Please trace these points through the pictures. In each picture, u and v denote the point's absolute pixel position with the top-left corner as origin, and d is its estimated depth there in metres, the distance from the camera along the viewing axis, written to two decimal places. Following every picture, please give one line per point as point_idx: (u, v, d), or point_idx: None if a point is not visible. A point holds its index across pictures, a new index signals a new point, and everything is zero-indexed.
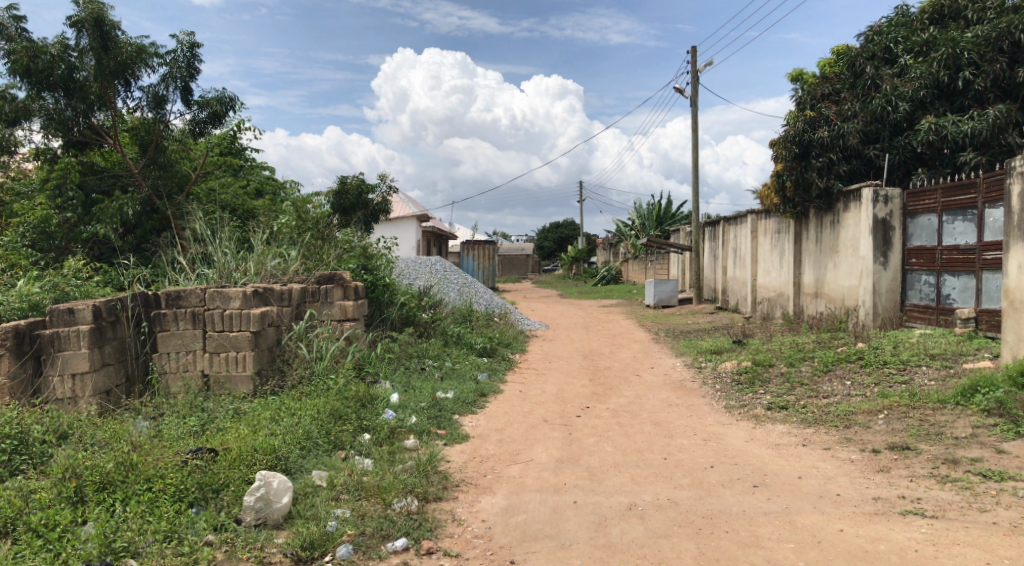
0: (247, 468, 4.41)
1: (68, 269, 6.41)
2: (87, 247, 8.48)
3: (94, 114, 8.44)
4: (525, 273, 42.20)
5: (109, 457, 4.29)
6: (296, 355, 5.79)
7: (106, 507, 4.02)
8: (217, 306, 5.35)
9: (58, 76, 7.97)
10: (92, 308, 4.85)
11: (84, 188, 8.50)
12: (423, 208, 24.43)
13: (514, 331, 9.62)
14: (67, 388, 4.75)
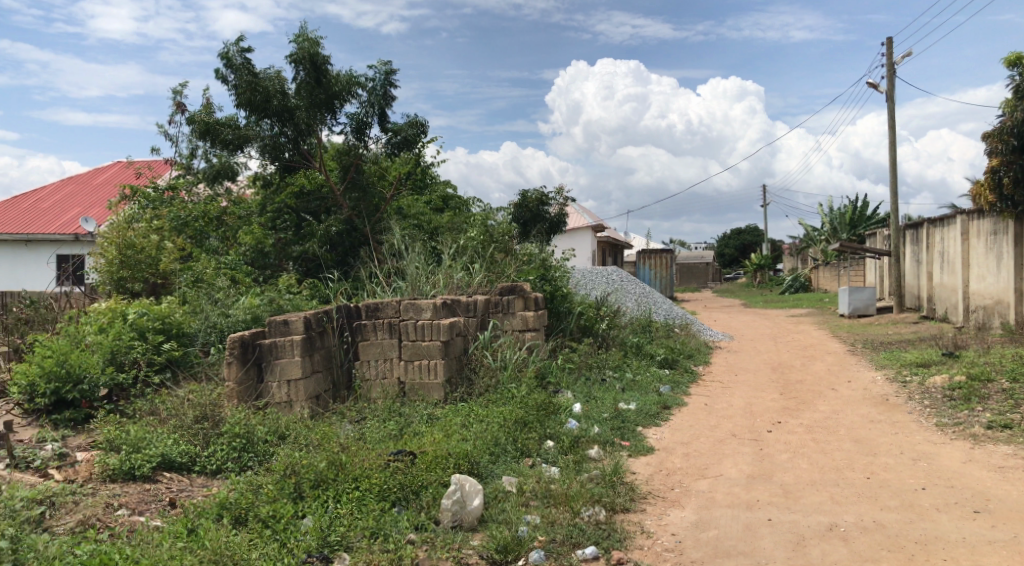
0: (443, 471, 4.64)
1: (283, 285, 7.25)
2: (298, 264, 9.28)
3: (304, 141, 9.37)
4: (707, 282, 41.11)
5: (321, 456, 4.67)
6: (482, 364, 6.07)
7: (320, 502, 4.37)
8: (410, 316, 5.70)
9: (276, 106, 8.95)
10: (303, 320, 5.33)
11: (297, 211, 9.54)
12: (599, 220, 24.73)
13: (697, 343, 9.43)
14: (284, 392, 5.25)
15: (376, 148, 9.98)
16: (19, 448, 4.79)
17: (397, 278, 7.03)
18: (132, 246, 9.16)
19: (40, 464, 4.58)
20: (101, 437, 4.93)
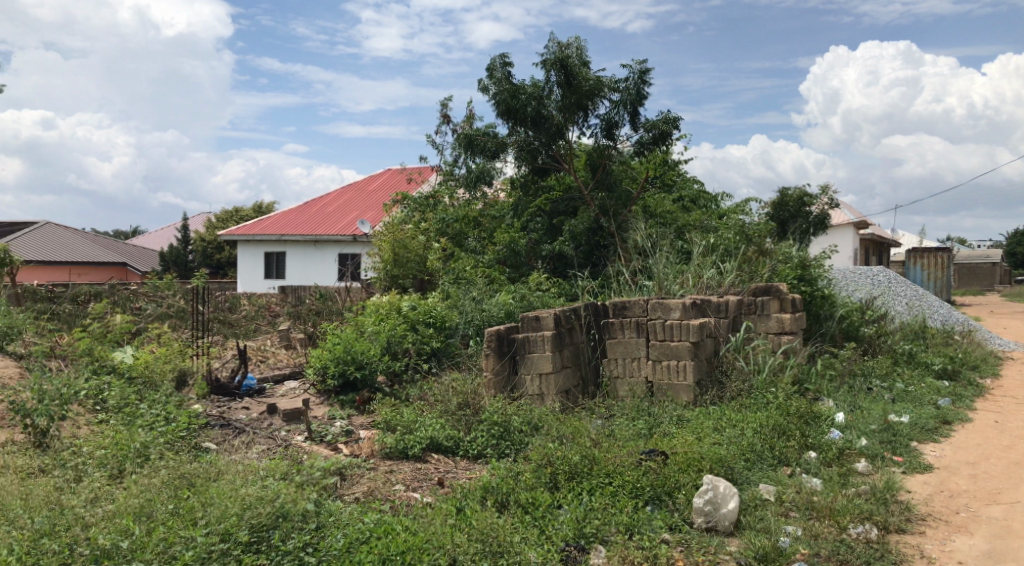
0: (696, 473, 4.58)
1: (535, 282, 7.82)
2: (545, 263, 9.91)
3: (557, 143, 9.80)
4: (994, 283, 36.57)
5: (575, 449, 4.81)
6: (734, 367, 5.96)
7: (576, 495, 4.51)
8: (659, 316, 5.74)
9: (531, 111, 9.47)
10: (553, 316, 5.53)
11: (548, 213, 9.98)
12: (863, 217, 23.70)
13: (982, 353, 8.50)
14: (536, 386, 5.50)
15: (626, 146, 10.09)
16: (316, 424, 5.47)
17: (645, 278, 7.28)
18: (402, 247, 11.02)
19: (331, 438, 5.20)
20: (380, 418, 5.54)
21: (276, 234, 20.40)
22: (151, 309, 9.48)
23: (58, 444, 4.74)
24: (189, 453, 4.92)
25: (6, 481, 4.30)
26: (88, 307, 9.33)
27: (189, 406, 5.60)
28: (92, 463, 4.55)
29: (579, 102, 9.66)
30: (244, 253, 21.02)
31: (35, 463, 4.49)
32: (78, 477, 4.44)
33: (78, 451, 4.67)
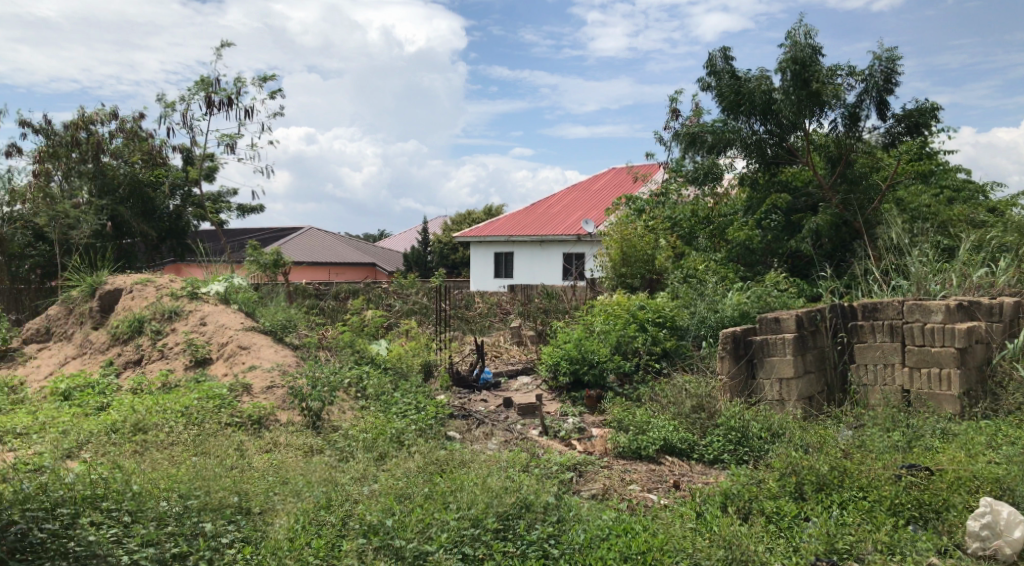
0: (968, 493, 4.15)
1: (772, 281, 8.71)
2: (791, 262, 10.70)
3: (791, 137, 10.75)
4: None
5: (823, 460, 4.59)
6: (1010, 376, 6.19)
7: (825, 507, 4.26)
8: (918, 319, 6.34)
9: (767, 108, 10.59)
10: (792, 320, 6.54)
11: (787, 212, 10.84)
12: None
13: None
14: (774, 389, 6.52)
15: (871, 137, 10.77)
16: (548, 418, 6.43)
17: (899, 277, 7.57)
18: (631, 247, 12.05)
19: (564, 434, 5.67)
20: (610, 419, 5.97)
21: (504, 236, 23.12)
22: (400, 305, 11.05)
23: (330, 426, 5.41)
24: (438, 440, 5.35)
25: (292, 459, 4.90)
26: (347, 303, 11.28)
27: (437, 397, 6.35)
28: (355, 445, 5.06)
29: (814, 97, 10.40)
30: (478, 254, 24.04)
31: (309, 443, 5.10)
32: (343, 457, 4.96)
33: (343, 442, 5.07)
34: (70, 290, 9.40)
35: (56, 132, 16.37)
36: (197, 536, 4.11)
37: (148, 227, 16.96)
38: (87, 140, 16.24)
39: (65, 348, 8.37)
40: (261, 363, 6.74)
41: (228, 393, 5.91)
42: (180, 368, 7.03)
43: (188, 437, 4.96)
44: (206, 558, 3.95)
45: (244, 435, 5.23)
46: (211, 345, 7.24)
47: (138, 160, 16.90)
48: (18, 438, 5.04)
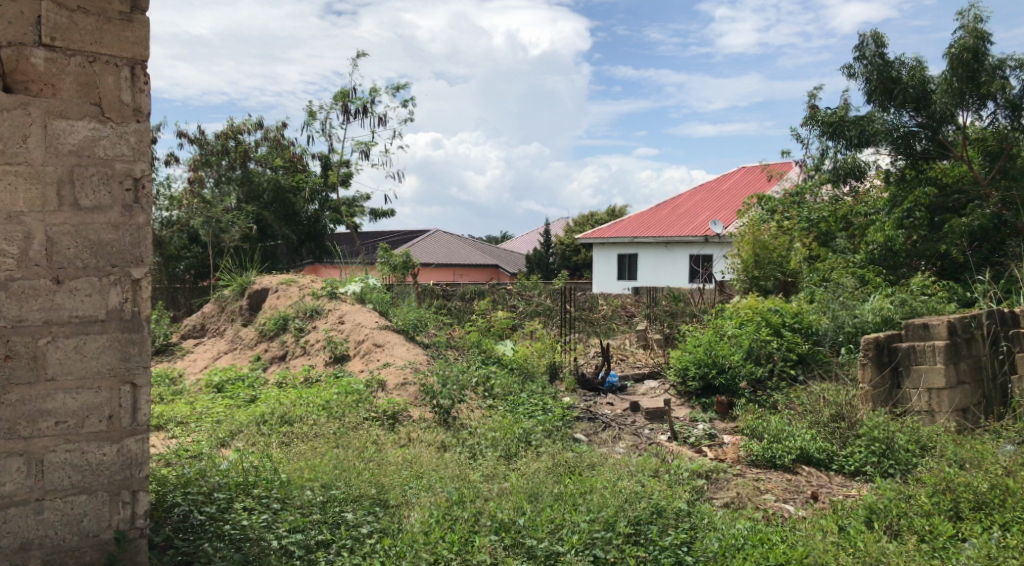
0: None
1: (916, 288, 9.48)
2: (937, 263, 11.57)
3: (946, 129, 11.45)
4: None
5: (985, 478, 4.37)
6: None
7: (985, 527, 4.00)
8: None
9: (921, 99, 11.40)
10: (942, 328, 6.94)
11: (931, 209, 11.48)
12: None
13: None
14: (923, 401, 6.94)
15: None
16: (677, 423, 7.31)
17: None
18: (762, 248, 13.28)
19: (695, 441, 6.46)
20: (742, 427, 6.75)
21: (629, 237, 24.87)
22: (523, 307, 11.41)
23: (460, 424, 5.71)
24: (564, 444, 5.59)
25: (425, 455, 5.15)
26: (473, 303, 11.71)
27: (560, 398, 7.10)
28: (485, 445, 5.30)
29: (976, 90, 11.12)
30: (603, 255, 26.32)
31: (441, 440, 5.32)
32: (473, 454, 5.24)
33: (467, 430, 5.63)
34: (222, 289, 10.69)
35: (209, 142, 18.05)
36: (339, 524, 4.37)
37: (289, 230, 18.87)
38: (236, 148, 18.17)
39: (219, 343, 9.50)
40: (393, 360, 7.49)
41: (365, 388, 6.40)
42: (321, 363, 7.94)
43: (330, 430, 5.37)
44: (348, 547, 4.19)
45: (380, 429, 5.59)
46: (349, 341, 8.15)
47: (280, 166, 18.71)
48: (181, 427, 5.63)
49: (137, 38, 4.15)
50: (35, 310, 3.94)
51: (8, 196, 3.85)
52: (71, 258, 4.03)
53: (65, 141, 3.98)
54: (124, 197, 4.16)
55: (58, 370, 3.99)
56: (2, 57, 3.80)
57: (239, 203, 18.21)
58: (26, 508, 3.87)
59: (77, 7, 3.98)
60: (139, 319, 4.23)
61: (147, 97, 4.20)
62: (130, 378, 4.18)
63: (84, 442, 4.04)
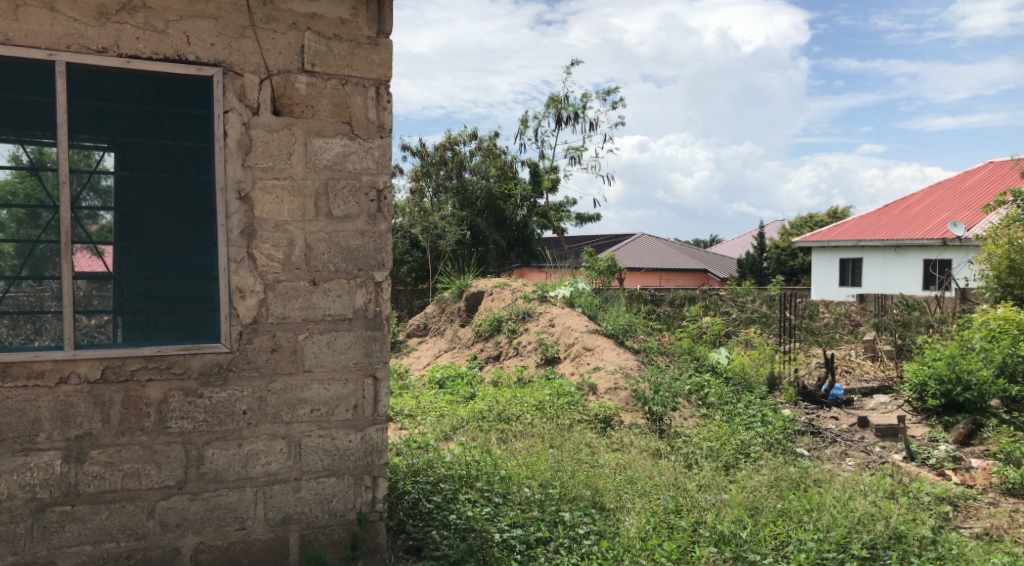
0: None
1: None
2: None
3: None
4: None
5: None
6: None
7: None
8: None
9: None
10: None
11: None
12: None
13: None
14: None
15: None
16: (914, 442, 6.94)
17: None
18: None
19: (935, 463, 6.15)
20: (994, 450, 6.34)
21: (853, 240, 24.28)
22: (737, 314, 11.59)
23: (672, 432, 6.05)
24: (785, 455, 5.67)
25: (639, 461, 5.27)
26: (683, 309, 12.03)
27: (781, 410, 7.19)
28: (699, 454, 5.45)
29: None
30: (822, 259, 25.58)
31: (654, 445, 5.58)
32: (690, 465, 5.30)
33: (678, 437, 5.90)
34: (443, 292, 11.68)
35: (429, 154, 20.12)
36: (557, 523, 4.49)
37: (499, 236, 19.59)
38: (452, 159, 19.98)
39: (439, 343, 10.55)
40: (604, 364, 7.79)
41: (577, 391, 6.89)
42: (533, 365, 8.57)
43: (544, 431, 5.80)
44: (566, 545, 4.28)
45: (593, 432, 5.93)
46: (559, 345, 8.62)
47: (493, 175, 19.64)
48: (409, 419, 6.42)
49: (382, 60, 4.56)
50: (296, 309, 4.45)
51: (276, 207, 4.40)
52: (325, 262, 4.51)
53: (322, 157, 4.47)
54: (369, 207, 4.59)
55: (313, 362, 4.46)
56: (273, 85, 4.34)
57: (455, 211, 19.54)
58: (288, 486, 4.36)
59: (333, 35, 4.45)
60: (380, 318, 4.63)
61: (389, 113, 4.61)
62: (373, 371, 4.59)
63: (334, 429, 4.46)
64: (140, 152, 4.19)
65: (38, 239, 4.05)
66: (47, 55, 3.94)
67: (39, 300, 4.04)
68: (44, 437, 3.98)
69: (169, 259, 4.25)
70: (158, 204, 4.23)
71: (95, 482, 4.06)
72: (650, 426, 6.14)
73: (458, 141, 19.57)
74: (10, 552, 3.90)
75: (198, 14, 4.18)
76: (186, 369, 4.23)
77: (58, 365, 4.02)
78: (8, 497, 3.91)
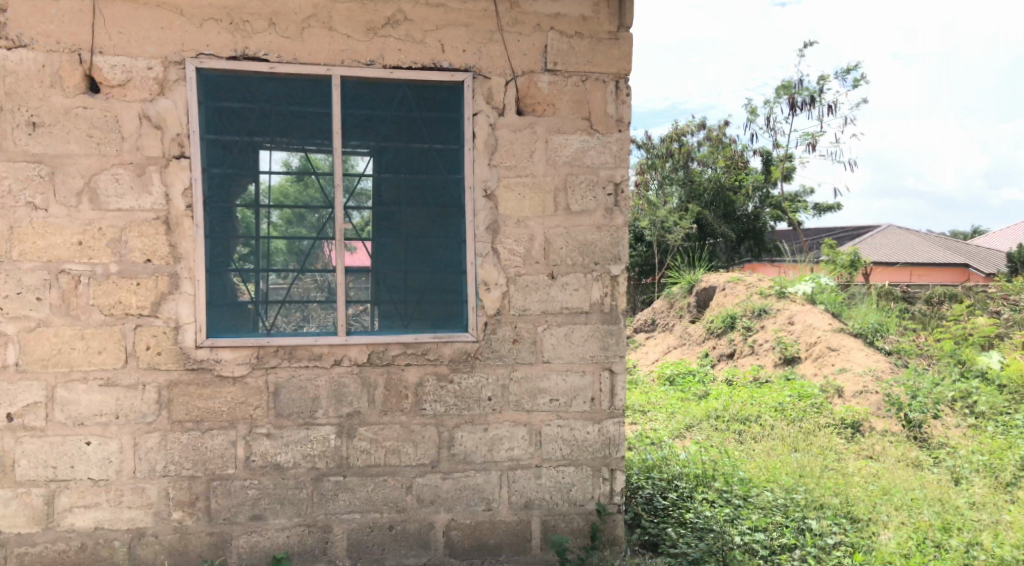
0: None
1: None
2: None
3: None
4: None
5: None
6: None
7: None
8: None
9: None
10: None
11: None
12: None
13: None
14: None
15: None
16: None
17: None
18: None
19: None
20: None
21: None
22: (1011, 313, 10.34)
23: (935, 442, 5.93)
24: None
25: (894, 471, 5.04)
26: (942, 307, 10.98)
27: None
28: (969, 469, 5.09)
29: None
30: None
31: (913, 457, 5.42)
32: (956, 480, 4.99)
33: (942, 447, 5.80)
34: (671, 287, 12.29)
35: (656, 146, 20.41)
36: (803, 531, 4.27)
37: (728, 228, 19.46)
38: (680, 150, 20.00)
39: (669, 339, 11.15)
40: (851, 365, 7.79)
41: (821, 394, 7.11)
42: (771, 365, 8.76)
43: (783, 435, 5.79)
44: (814, 555, 4.04)
45: (838, 441, 5.75)
46: (800, 344, 8.73)
47: (722, 165, 19.40)
48: (642, 414, 6.88)
49: (622, 54, 4.61)
50: (536, 301, 4.59)
51: (518, 203, 4.57)
52: (563, 256, 4.61)
53: (561, 153, 4.58)
54: (607, 201, 4.63)
55: (552, 354, 4.58)
56: (517, 85, 4.53)
57: (682, 202, 19.67)
58: (529, 472, 4.54)
59: (575, 33, 4.57)
60: (616, 312, 4.66)
61: (627, 107, 4.64)
62: (609, 364, 4.62)
63: (572, 420, 4.57)
64: (399, 155, 4.55)
65: (308, 238, 4.51)
66: (325, 70, 4.38)
67: (307, 291, 4.49)
68: (321, 413, 4.43)
69: (422, 254, 4.58)
70: (414, 201, 4.56)
71: (363, 456, 4.45)
72: (906, 432, 6.14)
73: (685, 131, 19.50)
74: (295, 513, 4.38)
75: (452, 23, 4.47)
76: (438, 356, 4.53)
77: (333, 349, 4.46)
78: (294, 465, 4.39)
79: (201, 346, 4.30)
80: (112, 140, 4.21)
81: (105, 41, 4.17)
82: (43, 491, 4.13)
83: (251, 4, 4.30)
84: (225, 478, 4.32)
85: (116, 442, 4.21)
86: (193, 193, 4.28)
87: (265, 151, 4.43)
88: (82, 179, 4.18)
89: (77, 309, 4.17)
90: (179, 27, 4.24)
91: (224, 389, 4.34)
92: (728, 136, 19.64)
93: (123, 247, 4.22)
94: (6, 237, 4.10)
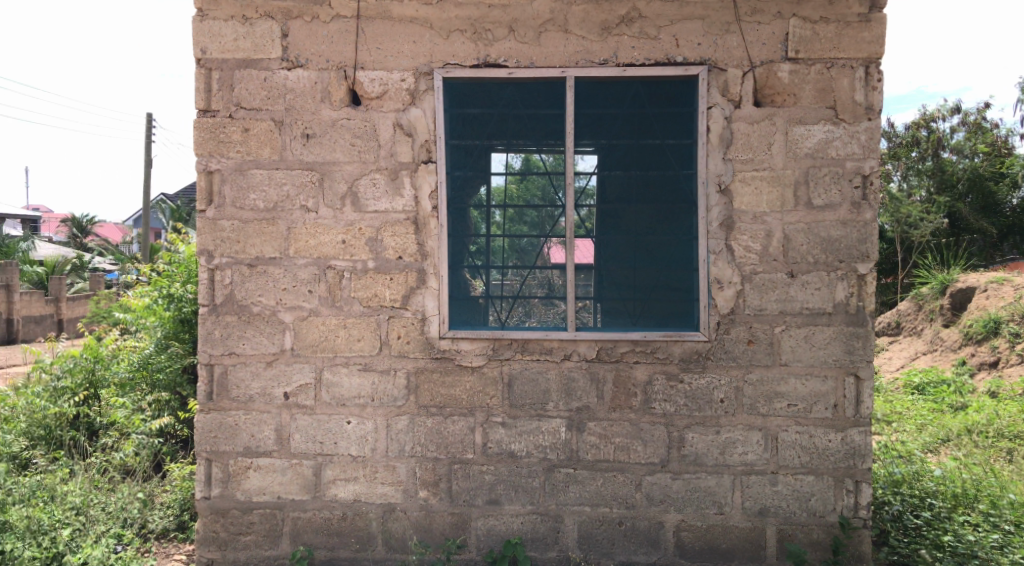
0: None
1: None
2: None
3: None
4: None
5: None
6: None
7: None
8: None
9: None
10: None
11: None
12: None
13: None
14: None
15: None
16: None
17: None
18: None
19: None
20: None
21: None
22: None
23: None
24: None
25: None
26: None
27: None
28: None
29: None
30: None
31: None
32: None
33: None
34: (920, 287, 11.51)
35: (901, 134, 19.13)
36: None
37: (988, 223, 17.11)
38: (929, 138, 18.52)
39: (917, 345, 10.53)
40: None
41: None
42: None
43: None
44: None
45: None
46: None
47: (981, 152, 17.76)
48: (892, 424, 6.62)
49: (874, 37, 4.32)
50: (773, 301, 4.41)
51: (754, 198, 4.41)
52: (803, 254, 4.40)
53: (803, 145, 4.38)
54: (854, 194, 4.36)
55: (790, 356, 4.40)
56: (755, 76, 4.39)
57: (931, 196, 17.83)
58: (765, 478, 4.40)
59: (820, 18, 4.35)
60: (863, 314, 4.36)
61: (879, 93, 4.34)
62: (855, 369, 4.36)
63: (812, 426, 4.37)
64: (627, 152, 4.56)
65: (525, 235, 4.65)
66: (560, 72, 4.49)
67: (531, 288, 4.65)
68: (553, 406, 4.56)
69: (649, 252, 4.55)
70: (642, 198, 4.55)
71: (592, 451, 4.52)
72: None
73: (938, 118, 17.94)
74: (529, 501, 4.55)
75: (688, 16, 4.41)
76: (668, 355, 4.49)
77: (563, 343, 4.56)
78: (527, 454, 4.56)
79: (444, 337, 4.59)
80: (371, 148, 4.60)
81: (366, 57, 4.57)
82: (312, 463, 4.61)
83: (493, 13, 4.51)
84: (465, 462, 4.58)
85: (371, 423, 4.60)
86: (439, 195, 4.57)
87: (497, 152, 4.65)
88: (345, 184, 4.60)
89: (340, 300, 4.61)
90: (429, 39, 4.54)
91: (464, 378, 4.60)
92: (990, 122, 18.11)
93: (378, 246, 4.61)
94: (284, 236, 4.60)
